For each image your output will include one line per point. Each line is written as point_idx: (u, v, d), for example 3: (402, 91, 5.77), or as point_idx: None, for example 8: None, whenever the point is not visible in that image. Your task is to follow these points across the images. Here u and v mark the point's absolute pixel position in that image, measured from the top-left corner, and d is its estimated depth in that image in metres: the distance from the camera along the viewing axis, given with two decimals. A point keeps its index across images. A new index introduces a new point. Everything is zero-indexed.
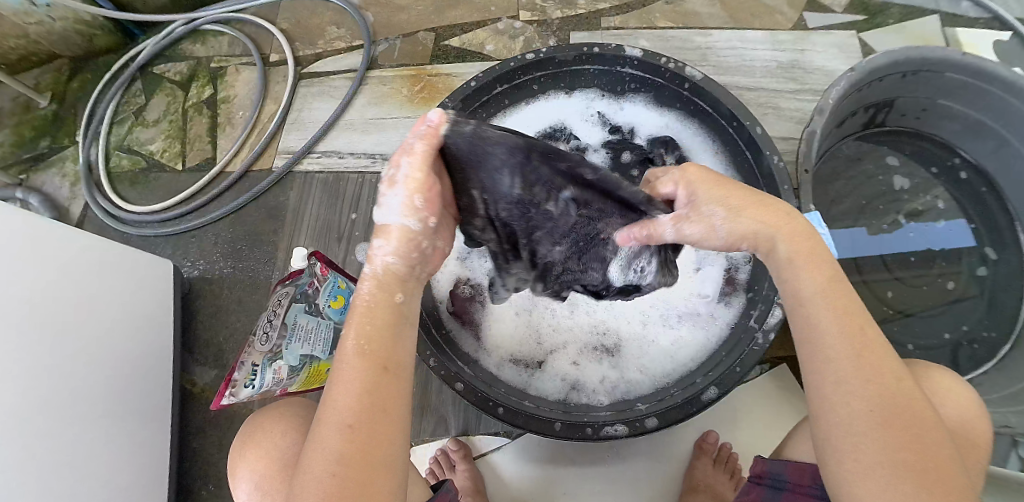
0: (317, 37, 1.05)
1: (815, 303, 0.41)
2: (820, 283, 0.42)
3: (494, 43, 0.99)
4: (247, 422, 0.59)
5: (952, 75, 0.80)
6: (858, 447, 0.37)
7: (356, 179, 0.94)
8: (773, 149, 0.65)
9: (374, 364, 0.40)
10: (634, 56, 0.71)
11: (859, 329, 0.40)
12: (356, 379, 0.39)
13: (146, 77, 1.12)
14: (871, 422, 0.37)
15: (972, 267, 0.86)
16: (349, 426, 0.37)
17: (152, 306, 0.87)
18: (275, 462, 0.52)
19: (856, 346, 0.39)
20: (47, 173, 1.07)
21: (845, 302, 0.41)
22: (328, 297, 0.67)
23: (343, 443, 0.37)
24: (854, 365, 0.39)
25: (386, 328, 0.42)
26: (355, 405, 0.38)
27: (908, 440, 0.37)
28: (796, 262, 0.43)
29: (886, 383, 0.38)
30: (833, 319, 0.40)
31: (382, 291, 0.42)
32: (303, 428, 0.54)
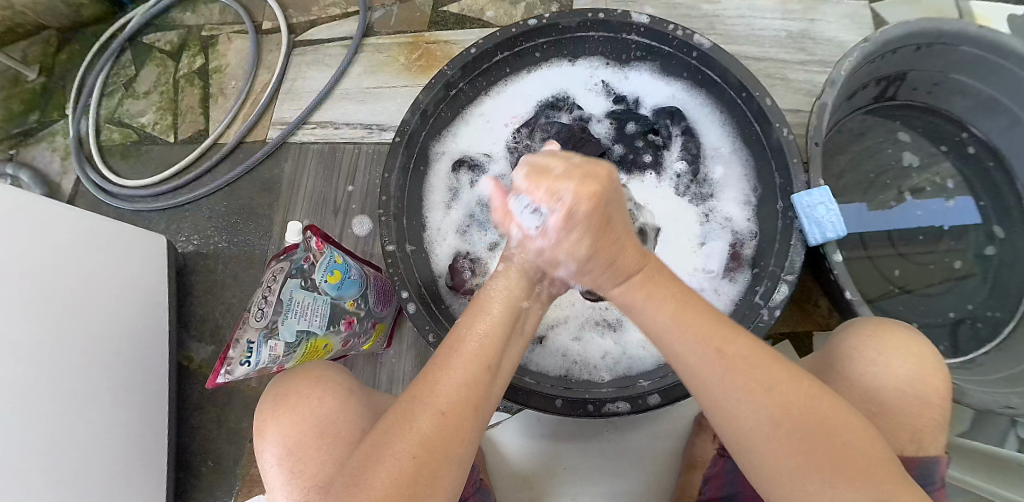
0: (310, 3, 1.02)
1: (673, 335, 0.40)
2: (667, 311, 0.40)
3: (494, 9, 0.95)
4: (274, 379, 0.56)
5: (967, 48, 0.78)
6: (775, 460, 0.36)
7: (352, 151, 0.91)
8: (783, 120, 0.63)
9: (488, 361, 0.40)
10: (641, 22, 0.68)
11: (718, 350, 0.38)
12: (466, 368, 0.39)
13: (136, 47, 1.08)
14: (770, 435, 0.36)
15: (979, 246, 0.85)
16: (444, 414, 0.37)
17: (146, 281, 0.85)
18: (310, 428, 0.50)
19: (726, 365, 0.38)
20: (38, 147, 1.05)
21: (700, 323, 0.39)
22: (325, 272, 0.63)
23: (435, 426, 0.36)
24: (723, 367, 0.38)
25: (502, 332, 0.42)
26: (454, 395, 0.38)
27: (825, 444, 0.35)
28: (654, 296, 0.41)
29: (774, 390, 0.37)
30: (693, 348, 0.39)
31: (510, 293, 0.44)
32: (348, 401, 0.53)
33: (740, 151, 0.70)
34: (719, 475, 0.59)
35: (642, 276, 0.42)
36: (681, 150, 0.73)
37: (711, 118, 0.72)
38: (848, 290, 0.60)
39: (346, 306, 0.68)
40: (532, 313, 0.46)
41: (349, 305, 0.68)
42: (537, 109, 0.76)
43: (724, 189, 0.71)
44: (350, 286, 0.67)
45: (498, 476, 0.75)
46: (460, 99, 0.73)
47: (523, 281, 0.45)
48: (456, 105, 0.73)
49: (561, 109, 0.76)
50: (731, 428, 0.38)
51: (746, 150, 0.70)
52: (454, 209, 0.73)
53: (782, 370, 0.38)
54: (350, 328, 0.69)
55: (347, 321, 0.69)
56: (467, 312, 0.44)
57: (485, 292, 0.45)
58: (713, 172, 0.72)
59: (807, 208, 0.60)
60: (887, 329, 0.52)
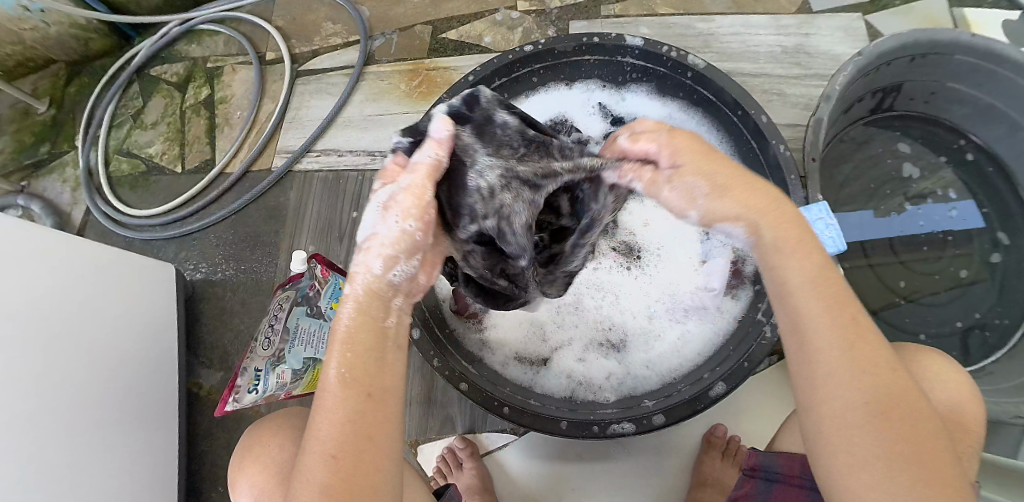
0: (313, 33, 1.04)
1: (804, 294, 0.39)
2: (810, 268, 0.40)
3: (492, 34, 0.97)
4: (248, 431, 0.58)
5: (961, 57, 0.79)
6: (857, 447, 0.35)
7: (356, 177, 0.93)
8: (779, 137, 0.64)
9: (361, 390, 0.37)
10: (635, 45, 0.70)
11: (852, 318, 0.38)
12: (341, 407, 0.37)
13: (144, 79, 1.11)
14: (868, 415, 0.36)
15: (984, 253, 0.84)
16: (333, 456, 0.36)
17: (153, 310, 0.86)
18: (273, 473, 0.51)
19: (851, 334, 0.38)
20: (48, 179, 1.07)
21: (836, 291, 0.39)
22: (330, 300, 0.66)
23: (326, 474, 0.35)
24: (839, 342, 0.37)
25: (368, 344, 0.39)
26: (338, 435, 0.36)
27: (911, 435, 0.35)
28: (781, 251, 0.41)
29: (877, 375, 0.37)
30: (822, 309, 0.38)
31: (378, 303, 0.41)
32: (297, 439, 0.53)
33: None
34: (748, 495, 0.57)
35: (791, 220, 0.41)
36: None
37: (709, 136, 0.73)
38: None
39: None
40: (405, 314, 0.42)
41: None
42: None
43: None
44: None
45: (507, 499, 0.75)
46: None
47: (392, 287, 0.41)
48: None
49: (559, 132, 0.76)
50: (819, 404, 0.38)
51: None
52: None
53: (887, 360, 0.38)
54: None
55: None
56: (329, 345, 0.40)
57: (339, 316, 0.40)
58: None
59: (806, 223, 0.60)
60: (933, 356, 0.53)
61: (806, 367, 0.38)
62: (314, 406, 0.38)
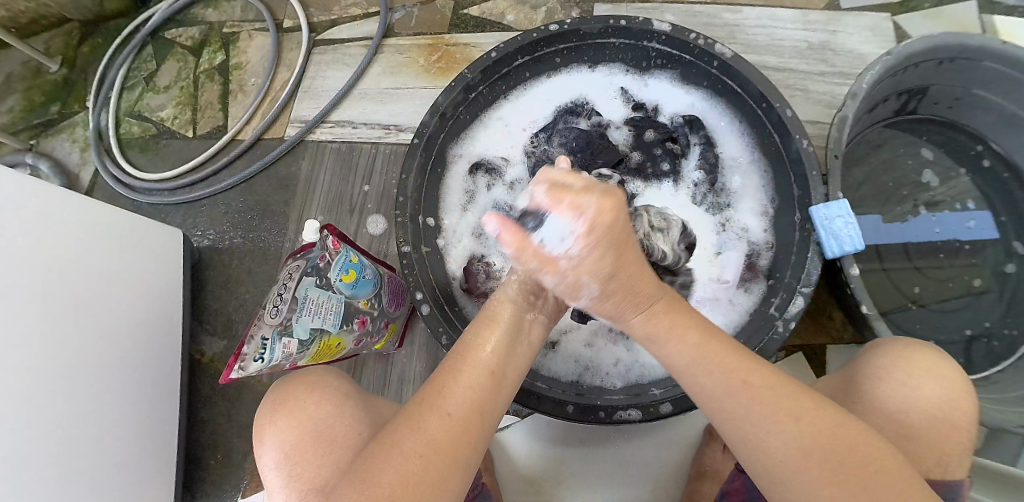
0: (332, 3, 1.03)
1: (667, 344, 0.44)
2: (690, 337, 0.44)
3: (514, 13, 0.95)
4: (276, 384, 0.57)
5: (989, 64, 0.77)
6: (787, 469, 0.38)
7: (369, 151, 0.92)
8: (802, 132, 0.62)
9: (496, 369, 0.43)
10: (662, 30, 0.68)
11: (717, 355, 0.43)
12: (475, 376, 0.41)
13: (157, 42, 1.10)
14: (797, 465, 0.38)
15: (999, 263, 0.83)
16: (450, 415, 0.39)
17: (161, 274, 0.86)
18: (308, 432, 0.51)
19: (744, 383, 0.41)
20: (57, 139, 1.06)
21: (725, 356, 0.43)
22: (340, 271, 0.64)
23: (455, 427, 0.39)
24: (735, 381, 0.41)
25: (509, 338, 0.45)
26: (468, 398, 0.40)
27: (828, 446, 0.38)
28: (649, 318, 0.45)
29: (786, 404, 0.40)
30: (717, 383, 0.42)
31: (516, 299, 0.46)
32: (344, 405, 0.53)
33: (758, 162, 0.70)
34: (739, 488, 0.61)
35: (661, 305, 0.45)
36: (699, 160, 0.73)
37: (730, 127, 0.72)
38: (864, 305, 0.60)
39: (359, 305, 0.69)
40: (535, 327, 0.47)
41: (362, 304, 0.69)
42: (556, 114, 0.76)
43: (742, 199, 0.70)
44: (364, 286, 0.68)
45: (505, 479, 0.75)
46: (479, 102, 0.73)
47: (517, 308, 0.46)
48: (474, 108, 0.73)
49: (579, 115, 0.75)
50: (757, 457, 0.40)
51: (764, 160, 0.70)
52: (471, 212, 0.73)
53: (797, 392, 0.41)
54: (363, 327, 0.70)
55: (360, 320, 0.70)
56: (472, 327, 0.46)
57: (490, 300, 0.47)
58: (730, 181, 0.71)
59: (825, 221, 0.59)
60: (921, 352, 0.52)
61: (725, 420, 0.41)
62: (444, 366, 0.43)
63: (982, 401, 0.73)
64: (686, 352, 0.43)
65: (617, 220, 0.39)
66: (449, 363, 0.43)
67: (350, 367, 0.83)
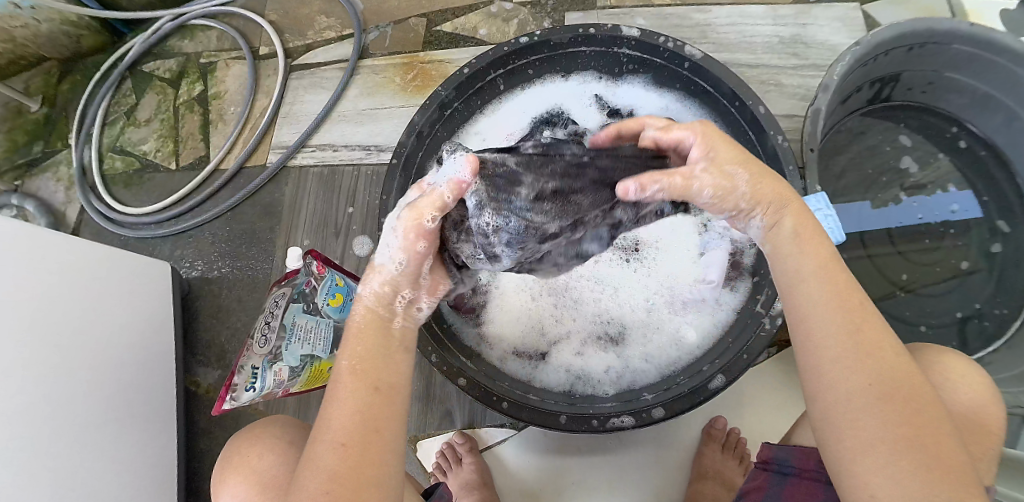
0: (306, 27, 1.03)
1: (813, 285, 0.42)
2: (820, 257, 0.43)
3: (487, 27, 0.96)
4: (228, 442, 0.57)
5: (959, 46, 0.78)
6: (867, 421, 0.37)
7: (351, 172, 0.92)
8: (777, 128, 0.63)
9: (368, 382, 0.41)
10: (631, 36, 0.69)
11: (857, 308, 0.41)
12: (348, 403, 0.40)
13: (136, 75, 1.10)
14: (873, 398, 0.37)
15: (984, 243, 0.84)
16: (342, 445, 0.38)
17: (152, 308, 0.86)
18: (256, 484, 0.51)
19: (855, 325, 0.40)
20: (41, 178, 1.06)
21: (845, 286, 0.41)
22: (326, 296, 0.65)
23: (342, 459, 0.37)
24: (845, 326, 0.40)
25: (376, 351, 0.43)
26: (346, 426, 0.38)
27: (904, 413, 0.37)
28: (798, 245, 0.44)
29: (885, 356, 0.39)
30: (832, 307, 0.41)
31: (375, 313, 0.44)
32: (287, 451, 0.53)
33: None
34: (760, 487, 0.55)
35: (786, 214, 0.45)
36: None
37: None
38: None
39: None
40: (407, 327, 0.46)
41: None
42: (533, 124, 0.76)
43: None
44: None
45: (506, 492, 0.75)
46: (455, 118, 0.73)
47: (388, 298, 0.45)
48: (450, 124, 0.73)
49: (556, 124, 0.75)
50: (822, 395, 0.40)
51: None
52: None
53: (901, 353, 0.40)
54: None
55: None
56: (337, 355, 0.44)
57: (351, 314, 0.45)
58: None
59: None
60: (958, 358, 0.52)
61: (816, 363, 0.40)
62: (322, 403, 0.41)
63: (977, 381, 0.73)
64: (800, 259, 0.43)
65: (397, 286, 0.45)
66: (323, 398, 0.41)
67: None
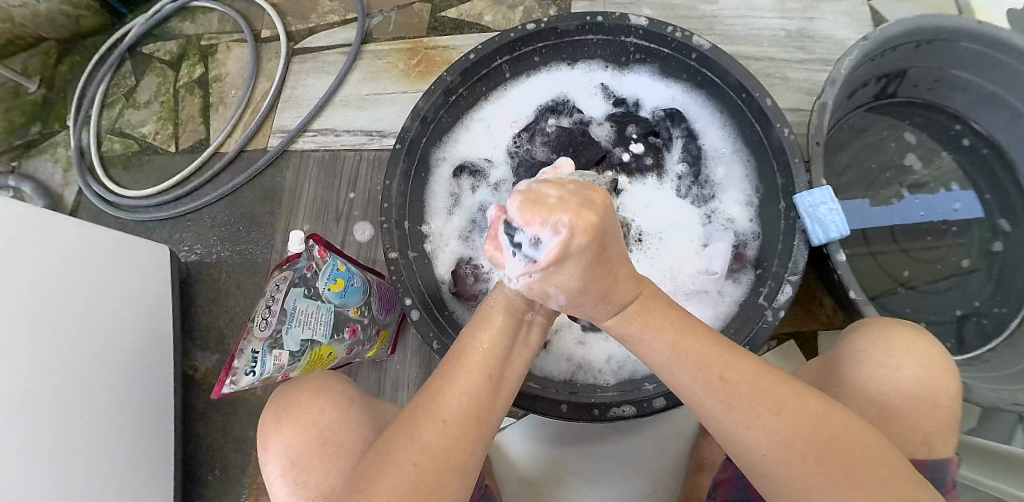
0: (309, 10, 1.02)
1: (672, 372, 0.42)
2: (665, 343, 0.42)
3: (492, 13, 0.95)
4: (277, 392, 0.56)
5: (967, 43, 0.78)
6: (780, 474, 0.38)
7: (353, 158, 0.92)
8: (784, 121, 0.63)
9: (491, 368, 0.42)
10: (639, 25, 0.68)
11: (720, 379, 0.40)
12: (470, 381, 0.41)
13: (136, 57, 1.09)
14: (778, 455, 0.38)
15: (985, 242, 0.84)
16: (445, 422, 0.38)
17: (150, 291, 0.86)
18: (314, 438, 0.51)
19: (725, 392, 0.40)
20: (39, 159, 1.05)
21: (697, 349, 0.41)
22: (328, 280, 0.64)
23: (453, 435, 0.38)
24: (720, 392, 0.40)
25: (507, 339, 0.44)
26: (462, 403, 0.39)
27: (822, 450, 0.37)
28: (639, 330, 0.43)
29: (782, 413, 0.38)
30: (695, 381, 0.41)
31: (513, 305, 0.45)
32: (348, 410, 0.53)
33: (740, 152, 0.70)
34: (728, 479, 0.59)
35: (635, 307, 0.42)
36: (681, 152, 0.73)
37: (712, 118, 0.72)
38: (852, 289, 0.60)
39: (349, 314, 0.68)
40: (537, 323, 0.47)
41: (352, 313, 0.69)
42: (538, 113, 0.76)
43: (725, 190, 0.71)
44: (353, 294, 0.68)
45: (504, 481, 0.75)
46: (460, 105, 0.73)
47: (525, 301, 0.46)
48: (455, 111, 0.73)
49: (561, 113, 0.76)
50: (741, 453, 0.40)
51: (747, 150, 0.70)
52: (456, 215, 0.73)
53: (794, 388, 0.40)
54: (354, 335, 0.70)
55: (351, 329, 0.69)
56: (465, 329, 0.45)
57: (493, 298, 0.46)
58: (714, 172, 0.72)
59: (810, 208, 0.59)
60: (895, 329, 0.52)
61: (722, 429, 0.40)
62: (439, 371, 0.42)
63: (974, 378, 0.73)
64: (664, 344, 0.42)
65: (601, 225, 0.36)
66: (441, 367, 0.42)
67: (343, 376, 0.83)
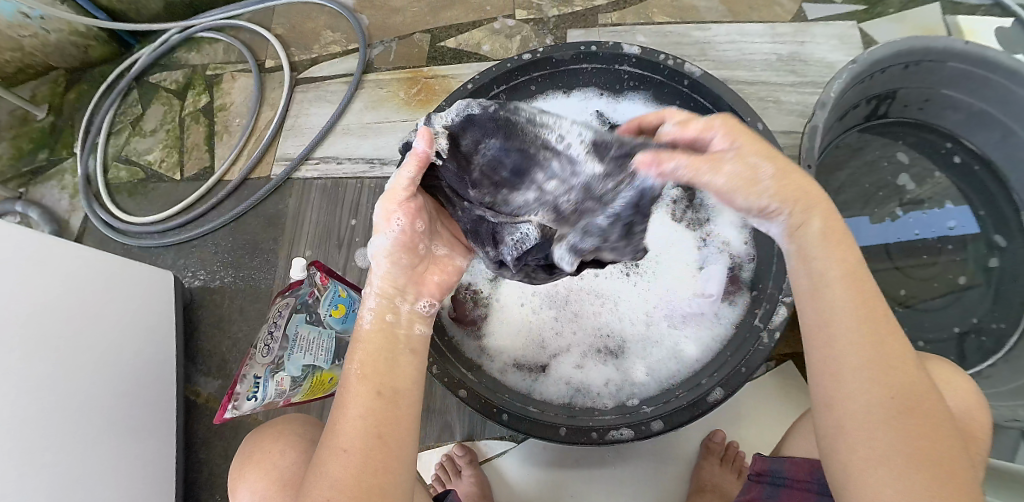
0: (312, 41, 1.05)
1: (833, 292, 0.40)
2: (845, 279, 0.40)
3: (490, 43, 0.98)
4: (247, 437, 0.58)
5: (954, 64, 0.79)
6: (879, 437, 0.36)
7: (355, 185, 0.93)
8: (775, 144, 0.65)
9: (380, 387, 0.42)
10: (632, 53, 0.71)
11: (878, 318, 0.39)
12: (361, 405, 0.41)
13: (143, 86, 1.11)
14: (884, 416, 0.37)
15: (982, 258, 0.85)
16: (345, 451, 0.39)
17: (153, 316, 0.86)
18: (275, 482, 0.50)
19: (869, 334, 0.38)
20: (46, 186, 1.07)
21: (866, 295, 0.40)
22: (330, 306, 0.66)
23: (358, 463, 0.38)
24: (861, 334, 0.38)
25: (385, 356, 0.43)
26: (357, 429, 0.40)
27: (919, 430, 0.36)
28: (820, 257, 0.41)
29: (896, 374, 0.38)
30: (855, 320, 0.39)
31: (381, 327, 0.45)
32: (308, 451, 0.52)
33: None
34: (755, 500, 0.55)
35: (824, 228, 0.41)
36: None
37: None
38: None
39: (349, 340, 0.69)
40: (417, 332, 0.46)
41: None
42: None
43: (721, 213, 0.72)
44: (354, 319, 0.68)
45: None
46: None
47: (393, 322, 0.45)
48: None
49: None
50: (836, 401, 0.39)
51: None
52: None
53: (909, 364, 0.39)
54: None
55: None
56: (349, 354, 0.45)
57: (360, 326, 0.45)
58: (710, 196, 0.72)
59: None
60: (946, 367, 0.53)
61: (829, 375, 0.39)
62: (337, 402, 0.42)
63: None
64: (825, 264, 0.41)
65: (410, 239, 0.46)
66: (337, 399, 0.42)
67: None
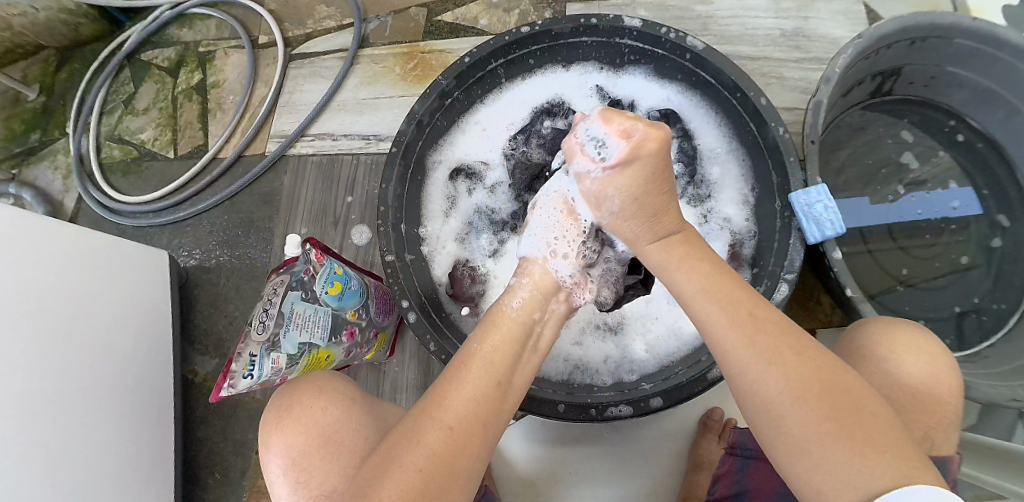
0: (305, 16, 1.02)
1: (699, 299, 0.44)
2: (698, 273, 0.45)
3: (488, 17, 0.96)
4: (279, 391, 0.56)
5: (961, 40, 0.78)
6: (794, 423, 0.37)
7: (350, 161, 0.92)
8: (778, 119, 0.63)
9: (498, 373, 0.41)
10: (633, 26, 0.68)
11: (748, 314, 0.41)
12: (476, 386, 0.40)
13: (134, 64, 1.09)
14: (792, 401, 0.37)
15: (985, 238, 0.84)
16: (450, 429, 0.38)
17: (149, 296, 0.86)
18: (315, 437, 0.51)
19: (751, 325, 0.41)
20: (39, 167, 1.06)
21: (727, 291, 0.43)
22: (325, 284, 0.64)
23: (454, 442, 0.37)
24: (744, 333, 0.40)
25: (514, 347, 0.43)
26: (464, 407, 0.39)
27: (840, 410, 0.36)
28: (689, 277, 0.45)
29: (801, 357, 0.39)
30: (719, 311, 0.42)
31: (517, 318, 0.45)
32: (352, 410, 0.53)
33: (737, 152, 0.70)
34: (728, 472, 0.59)
35: (679, 237, 0.48)
36: (677, 152, 0.74)
37: (708, 120, 0.72)
38: (850, 287, 0.60)
39: (347, 317, 0.68)
40: (545, 331, 0.47)
41: (351, 315, 0.69)
42: (533, 114, 0.76)
43: (722, 190, 0.71)
44: (351, 296, 0.67)
45: (504, 483, 0.75)
46: (455, 108, 0.73)
47: (524, 314, 0.46)
48: (451, 114, 0.73)
49: (556, 115, 0.76)
50: (749, 391, 0.40)
51: (743, 149, 0.70)
52: (453, 218, 0.73)
53: (809, 345, 0.40)
54: (352, 337, 0.70)
55: (349, 331, 0.69)
56: (475, 333, 0.45)
57: (498, 310, 0.46)
58: (711, 172, 0.72)
59: (806, 206, 0.60)
60: (896, 327, 0.52)
61: (739, 373, 0.40)
62: (446, 374, 0.42)
63: (973, 375, 0.73)
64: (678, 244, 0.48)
65: (662, 148, 0.47)
66: (449, 372, 0.42)
67: None
